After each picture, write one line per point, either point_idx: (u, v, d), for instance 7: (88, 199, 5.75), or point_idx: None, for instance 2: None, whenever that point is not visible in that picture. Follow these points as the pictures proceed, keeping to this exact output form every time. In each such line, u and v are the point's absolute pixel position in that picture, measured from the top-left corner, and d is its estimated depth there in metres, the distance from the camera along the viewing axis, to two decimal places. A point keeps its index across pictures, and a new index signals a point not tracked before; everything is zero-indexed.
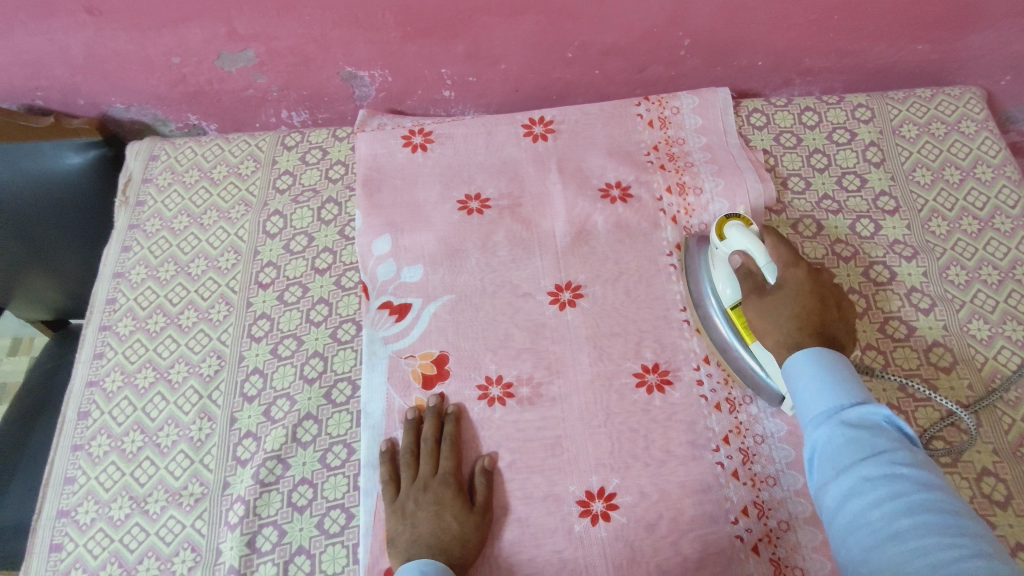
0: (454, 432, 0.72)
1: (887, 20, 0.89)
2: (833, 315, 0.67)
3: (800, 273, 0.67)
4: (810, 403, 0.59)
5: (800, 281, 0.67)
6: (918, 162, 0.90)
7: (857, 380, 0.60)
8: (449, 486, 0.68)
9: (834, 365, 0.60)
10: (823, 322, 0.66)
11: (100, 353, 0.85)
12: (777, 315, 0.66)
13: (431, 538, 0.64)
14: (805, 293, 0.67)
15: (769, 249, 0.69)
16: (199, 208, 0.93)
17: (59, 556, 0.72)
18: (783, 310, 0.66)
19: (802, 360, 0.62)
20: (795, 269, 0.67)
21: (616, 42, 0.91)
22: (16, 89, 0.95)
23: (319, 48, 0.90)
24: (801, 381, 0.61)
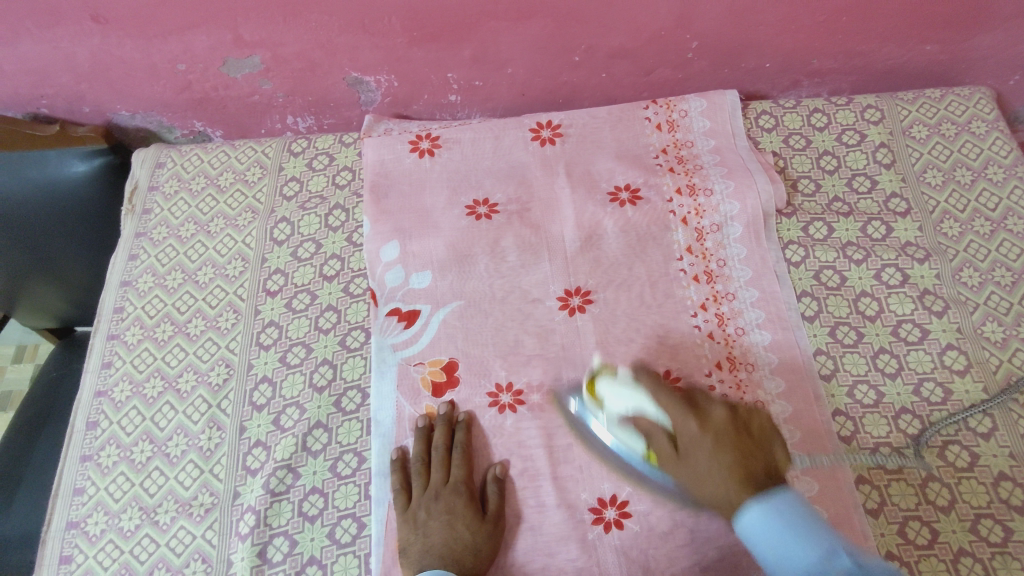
0: (466, 440, 0.71)
1: (895, 21, 0.89)
2: (752, 445, 0.59)
3: (690, 422, 0.59)
4: (789, 561, 0.51)
5: (697, 430, 0.59)
6: (929, 162, 0.89)
7: (821, 525, 0.53)
8: (461, 495, 0.68)
9: (794, 510, 0.54)
10: (748, 460, 0.57)
11: (108, 362, 0.84)
12: (699, 475, 0.58)
13: (443, 548, 0.64)
14: (712, 442, 0.58)
15: (648, 397, 0.62)
16: (206, 215, 0.93)
17: (69, 567, 0.72)
18: (701, 466, 0.58)
19: (756, 512, 0.54)
20: (685, 420, 0.59)
21: (624, 45, 0.91)
22: (21, 97, 0.95)
23: (326, 54, 0.90)
24: (761, 537, 0.53)
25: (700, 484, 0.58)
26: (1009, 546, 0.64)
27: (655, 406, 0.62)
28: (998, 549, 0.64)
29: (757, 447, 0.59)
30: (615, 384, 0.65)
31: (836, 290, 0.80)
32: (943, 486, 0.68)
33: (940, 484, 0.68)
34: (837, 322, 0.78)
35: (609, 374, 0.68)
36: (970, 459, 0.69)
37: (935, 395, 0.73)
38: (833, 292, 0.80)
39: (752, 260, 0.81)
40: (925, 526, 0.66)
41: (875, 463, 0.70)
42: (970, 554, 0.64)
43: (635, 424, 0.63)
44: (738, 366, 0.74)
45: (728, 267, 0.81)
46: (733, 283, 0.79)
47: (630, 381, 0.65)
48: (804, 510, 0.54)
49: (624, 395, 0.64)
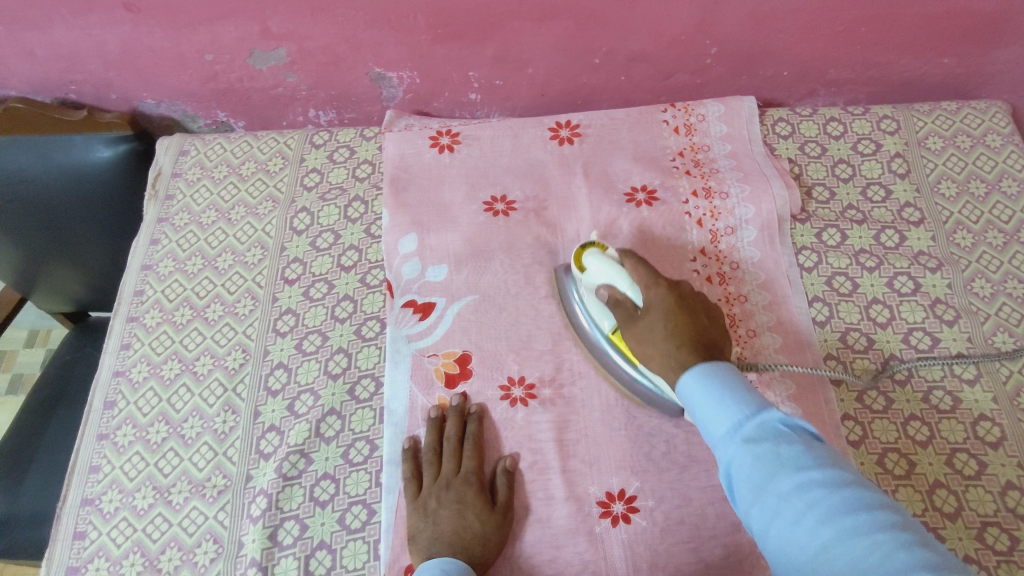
0: (477, 432, 0.72)
1: (914, 33, 0.90)
2: (707, 320, 0.65)
3: (659, 292, 0.66)
4: (716, 418, 0.56)
5: (660, 298, 0.66)
6: (944, 174, 0.90)
7: (750, 387, 0.57)
8: (471, 485, 0.68)
9: (727, 375, 0.58)
10: (699, 327, 0.64)
11: (127, 344, 0.86)
12: (651, 333, 0.64)
13: (453, 536, 0.64)
14: (671, 307, 0.65)
15: (625, 272, 0.69)
16: (227, 203, 0.94)
17: (82, 543, 0.73)
18: (655, 326, 0.64)
19: (693, 374, 0.59)
20: (654, 290, 0.66)
21: (644, 49, 0.92)
22: (50, 83, 0.96)
23: (350, 49, 0.92)
24: (696, 397, 0.58)
25: (651, 342, 0.64)
26: (1014, 554, 0.65)
27: (628, 280, 0.68)
28: (1004, 557, 0.65)
29: (710, 322, 0.66)
30: (600, 257, 0.71)
31: (848, 296, 0.81)
32: (949, 493, 0.68)
33: (947, 491, 0.68)
34: (848, 327, 0.79)
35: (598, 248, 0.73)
36: (978, 467, 0.70)
37: (944, 403, 0.73)
38: (845, 298, 0.81)
39: (764, 263, 0.82)
40: (931, 532, 0.66)
41: (883, 468, 0.70)
42: (975, 561, 0.65)
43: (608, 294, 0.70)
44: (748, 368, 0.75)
45: (741, 269, 0.81)
46: (745, 285, 0.80)
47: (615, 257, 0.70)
48: (736, 375, 0.58)
49: (603, 270, 0.70)
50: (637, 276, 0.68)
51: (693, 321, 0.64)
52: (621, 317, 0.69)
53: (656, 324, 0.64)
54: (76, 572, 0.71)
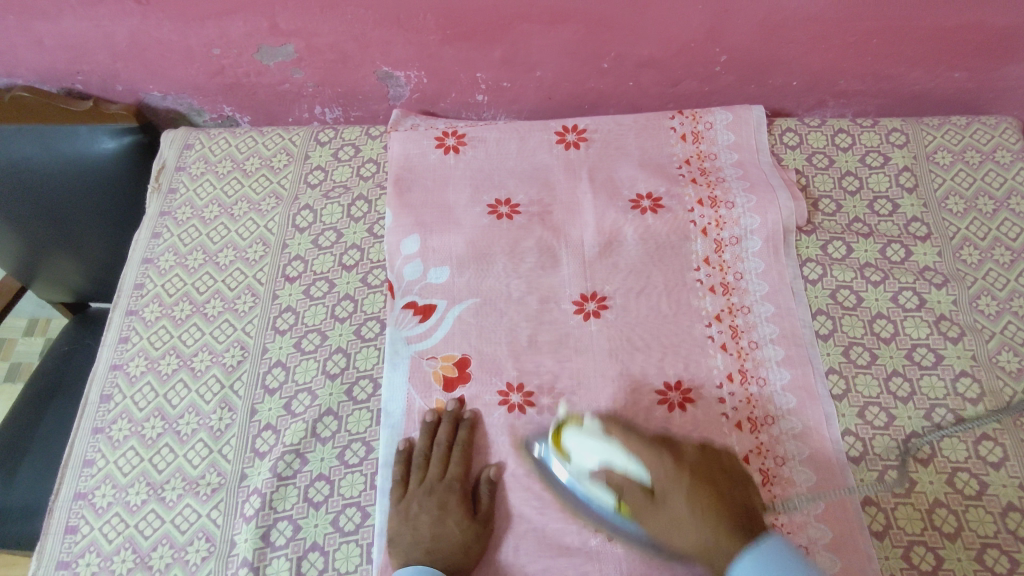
0: (467, 438, 0.71)
1: (925, 47, 0.89)
2: (725, 481, 0.63)
3: (668, 463, 0.62)
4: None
5: (673, 471, 0.61)
6: (952, 189, 0.89)
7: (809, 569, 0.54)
8: (454, 492, 0.68)
9: (785, 559, 0.55)
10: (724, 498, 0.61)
11: (125, 337, 0.85)
12: (682, 521, 0.59)
13: (431, 543, 0.65)
14: (691, 485, 0.61)
15: (619, 447, 0.62)
16: (230, 198, 0.94)
17: (74, 537, 0.73)
18: (684, 513, 0.59)
19: (746, 562, 0.55)
20: (663, 463, 0.62)
21: (653, 55, 0.91)
22: (57, 72, 0.96)
23: (358, 47, 0.91)
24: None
25: (684, 532, 0.59)
26: None
27: (626, 455, 0.62)
28: None
29: (729, 483, 0.63)
30: (583, 434, 0.64)
31: (852, 310, 0.80)
32: (950, 512, 0.68)
33: (948, 511, 0.68)
34: (852, 341, 0.78)
35: (574, 425, 0.66)
36: (979, 487, 0.69)
37: (947, 422, 0.73)
38: (848, 311, 0.80)
39: (768, 275, 0.81)
40: (931, 552, 0.66)
41: (883, 486, 0.70)
42: None
43: (606, 475, 0.63)
44: (749, 380, 0.75)
45: (745, 280, 0.81)
46: (749, 296, 0.80)
47: (601, 433, 0.64)
48: (792, 556, 0.55)
49: (593, 448, 0.63)
50: (636, 451, 0.62)
51: (716, 493, 0.61)
52: (634, 501, 0.61)
53: (681, 508, 0.60)
54: (67, 567, 0.71)
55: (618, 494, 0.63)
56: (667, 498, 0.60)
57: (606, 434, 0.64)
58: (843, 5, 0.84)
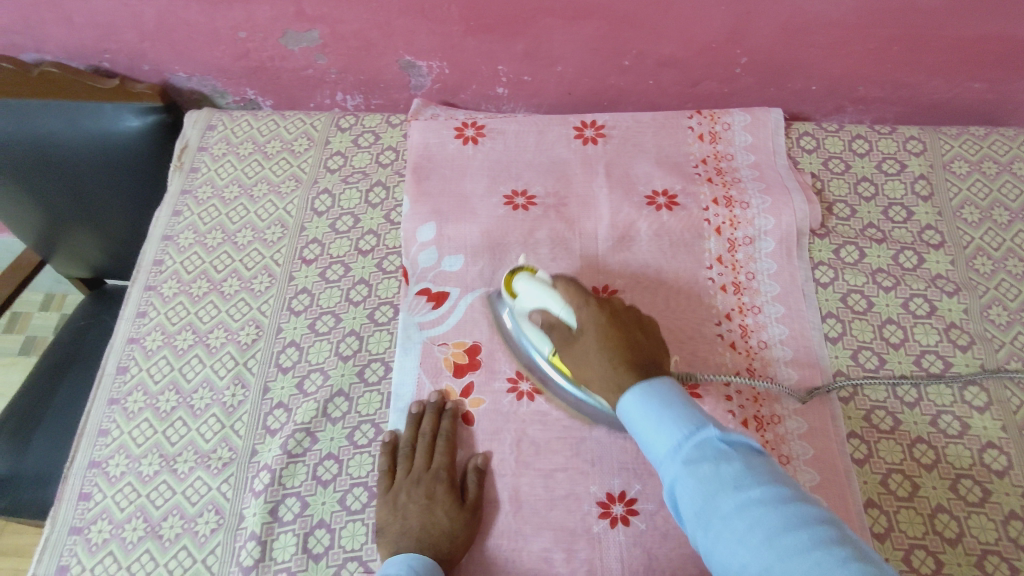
0: (451, 428, 0.72)
1: (946, 56, 0.89)
2: (639, 333, 0.67)
3: (590, 309, 0.67)
4: (657, 439, 0.56)
5: (591, 315, 0.67)
6: (967, 199, 0.89)
7: (691, 403, 0.58)
8: (441, 482, 0.68)
9: (667, 393, 0.59)
10: (632, 342, 0.65)
11: (143, 311, 0.87)
12: (587, 355, 0.66)
13: (420, 531, 0.65)
14: (603, 326, 0.66)
15: (557, 292, 0.70)
16: (250, 179, 0.95)
17: (87, 504, 0.74)
18: (590, 347, 0.65)
19: (633, 395, 0.60)
20: (586, 307, 0.68)
21: (674, 54, 0.92)
22: (85, 50, 0.98)
23: (382, 35, 0.92)
24: (637, 418, 0.58)
25: (587, 365, 0.66)
26: None
27: (561, 303, 0.69)
28: None
29: (643, 336, 0.67)
30: (531, 282, 0.71)
31: (862, 314, 0.80)
32: (951, 518, 0.68)
33: (949, 517, 0.68)
34: (860, 345, 0.79)
35: (528, 272, 0.74)
36: (982, 494, 0.69)
37: (952, 428, 0.73)
38: (858, 315, 0.80)
39: (780, 276, 0.82)
40: (931, 556, 0.66)
41: (886, 489, 0.70)
42: None
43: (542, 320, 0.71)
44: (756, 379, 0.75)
45: (757, 280, 0.81)
46: (760, 296, 0.80)
47: (547, 281, 0.71)
48: (677, 392, 0.59)
49: (537, 295, 0.70)
50: (570, 300, 0.69)
51: (625, 337, 0.65)
52: (558, 341, 0.69)
53: (592, 343, 0.66)
54: (79, 533, 0.73)
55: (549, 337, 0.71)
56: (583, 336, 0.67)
57: (553, 283, 0.71)
58: (865, 11, 0.84)
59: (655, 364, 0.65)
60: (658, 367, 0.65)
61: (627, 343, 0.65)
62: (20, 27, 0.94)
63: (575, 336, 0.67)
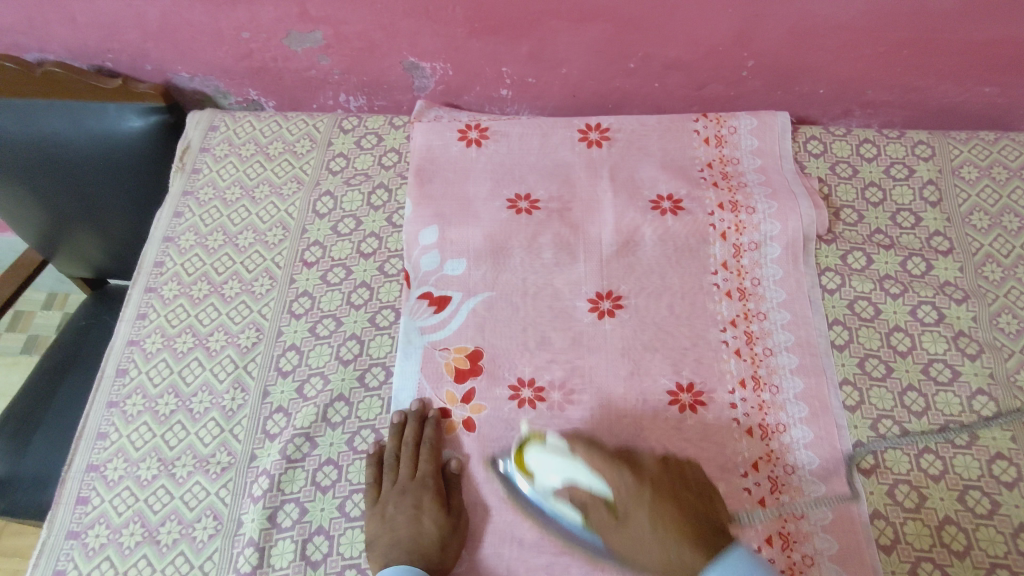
0: (435, 436, 0.72)
1: (956, 60, 0.88)
2: (683, 491, 0.64)
3: (628, 478, 0.63)
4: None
5: (632, 486, 0.63)
6: (977, 205, 0.88)
7: None
8: (427, 490, 0.68)
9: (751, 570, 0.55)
10: (685, 510, 0.62)
11: (143, 313, 0.86)
12: (645, 537, 0.61)
13: (410, 543, 0.65)
14: (650, 501, 0.62)
15: (583, 464, 0.64)
16: (252, 181, 0.95)
17: (85, 509, 0.74)
18: (646, 528, 0.61)
19: None
20: (622, 476, 0.63)
21: (680, 57, 0.91)
22: (89, 50, 0.97)
23: (386, 37, 0.91)
24: None
25: (647, 547, 0.61)
26: None
27: (590, 474, 0.63)
28: None
29: (688, 491, 0.64)
30: (546, 452, 0.65)
31: (870, 321, 0.79)
32: (960, 530, 0.67)
33: (957, 529, 0.67)
34: (867, 353, 0.77)
35: (538, 441, 0.67)
36: (990, 506, 0.68)
37: (961, 438, 0.72)
38: (866, 323, 0.79)
39: (786, 282, 0.81)
40: (938, 570, 0.65)
41: (893, 500, 0.69)
42: None
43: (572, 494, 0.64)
44: (761, 387, 0.74)
45: (762, 286, 0.80)
46: (765, 303, 0.79)
47: (563, 449, 0.65)
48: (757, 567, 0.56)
49: (558, 467, 0.64)
50: (602, 471, 0.63)
51: (679, 505, 0.62)
52: (600, 520, 0.63)
53: (646, 523, 0.61)
54: (76, 537, 0.72)
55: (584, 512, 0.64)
56: (631, 516, 0.62)
57: (571, 450, 0.65)
58: (874, 14, 0.83)
59: (716, 526, 0.62)
60: (720, 527, 0.62)
61: (681, 512, 0.61)
62: (24, 27, 0.94)
63: (622, 517, 0.62)
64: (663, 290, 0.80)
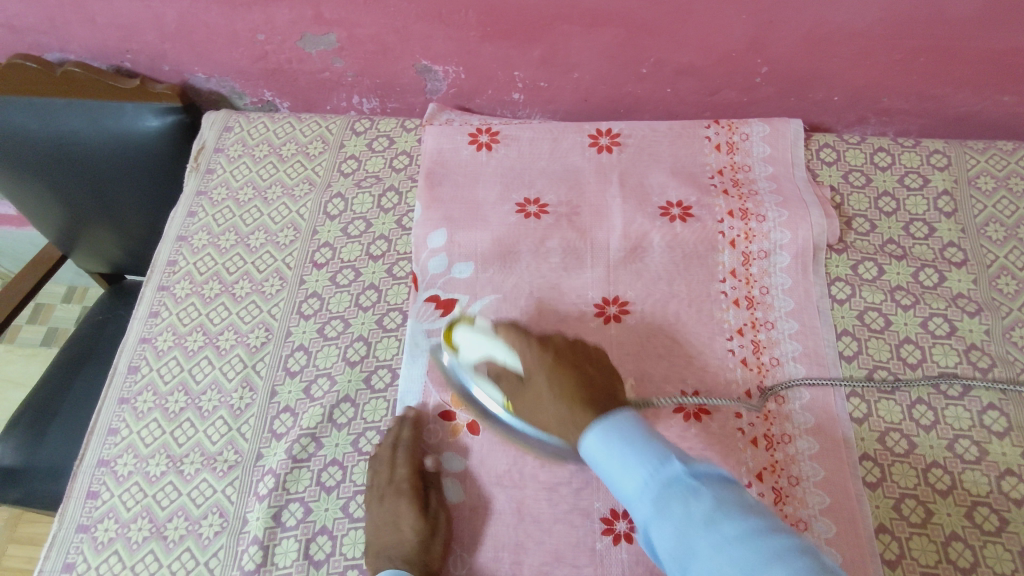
0: (412, 438, 0.72)
1: (973, 68, 0.87)
2: (589, 368, 0.65)
3: (530, 350, 0.65)
4: (625, 479, 0.53)
5: (535, 352, 0.65)
6: (992, 216, 0.86)
7: (658, 437, 0.55)
8: (402, 494, 0.68)
9: (627, 428, 0.56)
10: (582, 382, 0.63)
11: (156, 311, 0.87)
12: (545, 398, 0.62)
13: (391, 550, 0.66)
14: (551, 366, 0.64)
15: (498, 337, 0.68)
16: (264, 182, 0.96)
17: (94, 503, 0.75)
18: (545, 390, 0.63)
19: (594, 434, 0.56)
20: (527, 347, 0.65)
21: (693, 63, 0.91)
22: (108, 50, 0.99)
23: (399, 40, 0.92)
24: (604, 461, 0.55)
25: (548, 407, 0.62)
26: None
27: (505, 349, 0.67)
28: None
29: (591, 369, 0.66)
30: (472, 328, 0.70)
31: (879, 333, 0.79)
32: (966, 547, 0.66)
33: (963, 545, 0.66)
34: (876, 365, 0.77)
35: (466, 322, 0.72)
36: (999, 523, 0.67)
37: (970, 453, 0.71)
38: (875, 334, 0.79)
39: (795, 292, 0.80)
40: None
41: (899, 514, 0.68)
42: None
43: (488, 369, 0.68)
44: (767, 397, 0.74)
45: (771, 295, 0.80)
46: (773, 312, 0.79)
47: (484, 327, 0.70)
48: (638, 426, 0.56)
49: (480, 341, 0.68)
50: (513, 343, 0.66)
51: (578, 375, 0.63)
52: (510, 389, 0.66)
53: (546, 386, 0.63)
54: (86, 531, 0.74)
55: (499, 385, 0.68)
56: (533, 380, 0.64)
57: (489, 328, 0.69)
58: (891, 21, 0.82)
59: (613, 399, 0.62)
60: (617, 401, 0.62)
61: (578, 383, 0.62)
62: (46, 27, 0.96)
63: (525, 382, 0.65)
64: (668, 295, 0.80)
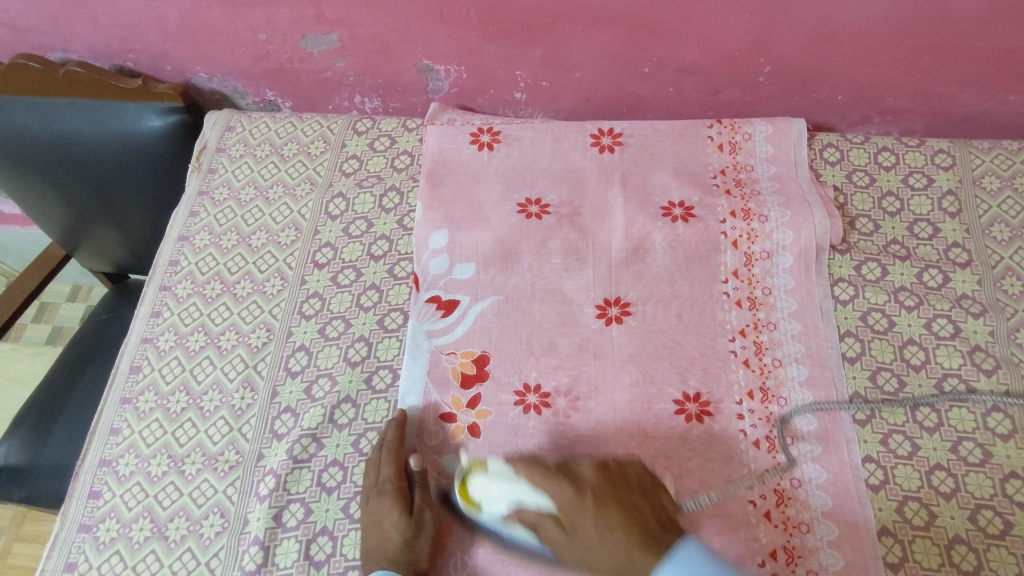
0: (396, 438, 0.71)
1: (979, 66, 0.86)
2: (631, 495, 0.62)
3: (566, 493, 0.61)
4: None
5: (574, 498, 0.61)
6: (997, 216, 0.86)
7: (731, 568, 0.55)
8: (386, 494, 0.68)
9: (699, 564, 0.55)
10: (634, 520, 0.60)
11: (158, 311, 0.88)
12: (602, 549, 0.59)
13: (376, 550, 0.66)
14: (595, 510, 0.60)
15: (524, 482, 0.63)
16: (266, 182, 0.96)
17: (96, 503, 0.75)
18: (600, 538, 0.59)
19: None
20: (560, 492, 0.61)
21: (695, 62, 0.90)
22: (110, 50, 0.99)
23: (401, 39, 0.92)
24: None
25: (607, 556, 0.59)
26: None
27: (533, 494, 0.62)
28: None
29: (632, 494, 0.63)
30: (491, 477, 0.64)
31: (883, 334, 0.78)
32: (970, 550, 0.66)
33: (966, 548, 0.66)
34: (879, 366, 0.76)
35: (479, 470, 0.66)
36: (1003, 527, 0.67)
37: (974, 456, 0.71)
38: (879, 335, 0.78)
39: (798, 293, 0.80)
40: None
41: (902, 517, 0.68)
42: None
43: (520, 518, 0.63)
44: (769, 398, 0.74)
45: (773, 296, 0.79)
46: (776, 313, 0.78)
47: (503, 473, 0.64)
48: (708, 558, 0.55)
49: (504, 489, 0.63)
50: (545, 488, 0.62)
51: (625, 513, 0.60)
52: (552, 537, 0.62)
53: (599, 534, 0.59)
54: (88, 530, 0.74)
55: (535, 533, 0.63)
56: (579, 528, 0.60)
57: (508, 472, 0.64)
58: (896, 20, 0.82)
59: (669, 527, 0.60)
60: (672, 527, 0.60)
61: (630, 523, 0.59)
62: (48, 27, 0.96)
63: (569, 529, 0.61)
64: (670, 296, 0.80)
